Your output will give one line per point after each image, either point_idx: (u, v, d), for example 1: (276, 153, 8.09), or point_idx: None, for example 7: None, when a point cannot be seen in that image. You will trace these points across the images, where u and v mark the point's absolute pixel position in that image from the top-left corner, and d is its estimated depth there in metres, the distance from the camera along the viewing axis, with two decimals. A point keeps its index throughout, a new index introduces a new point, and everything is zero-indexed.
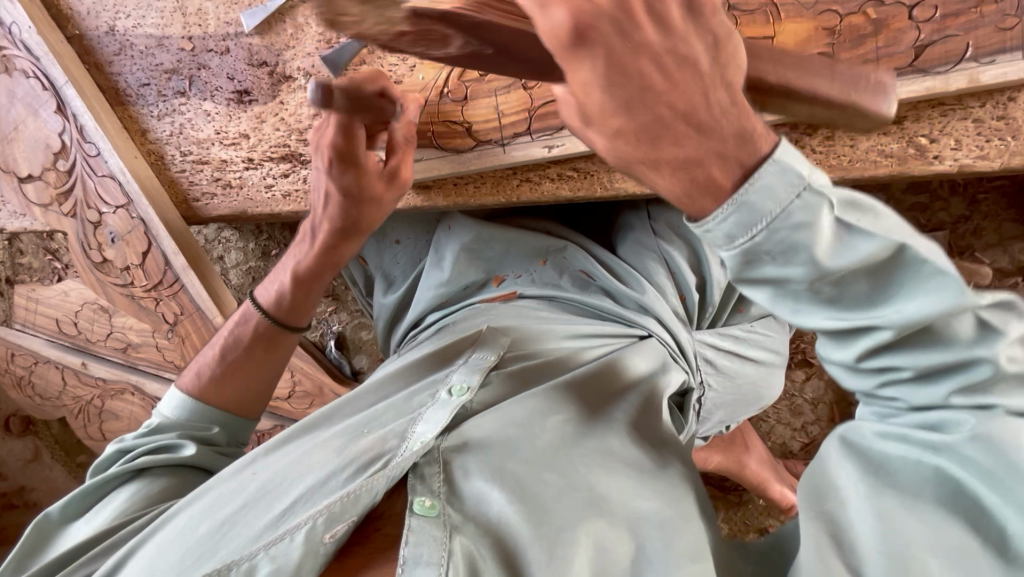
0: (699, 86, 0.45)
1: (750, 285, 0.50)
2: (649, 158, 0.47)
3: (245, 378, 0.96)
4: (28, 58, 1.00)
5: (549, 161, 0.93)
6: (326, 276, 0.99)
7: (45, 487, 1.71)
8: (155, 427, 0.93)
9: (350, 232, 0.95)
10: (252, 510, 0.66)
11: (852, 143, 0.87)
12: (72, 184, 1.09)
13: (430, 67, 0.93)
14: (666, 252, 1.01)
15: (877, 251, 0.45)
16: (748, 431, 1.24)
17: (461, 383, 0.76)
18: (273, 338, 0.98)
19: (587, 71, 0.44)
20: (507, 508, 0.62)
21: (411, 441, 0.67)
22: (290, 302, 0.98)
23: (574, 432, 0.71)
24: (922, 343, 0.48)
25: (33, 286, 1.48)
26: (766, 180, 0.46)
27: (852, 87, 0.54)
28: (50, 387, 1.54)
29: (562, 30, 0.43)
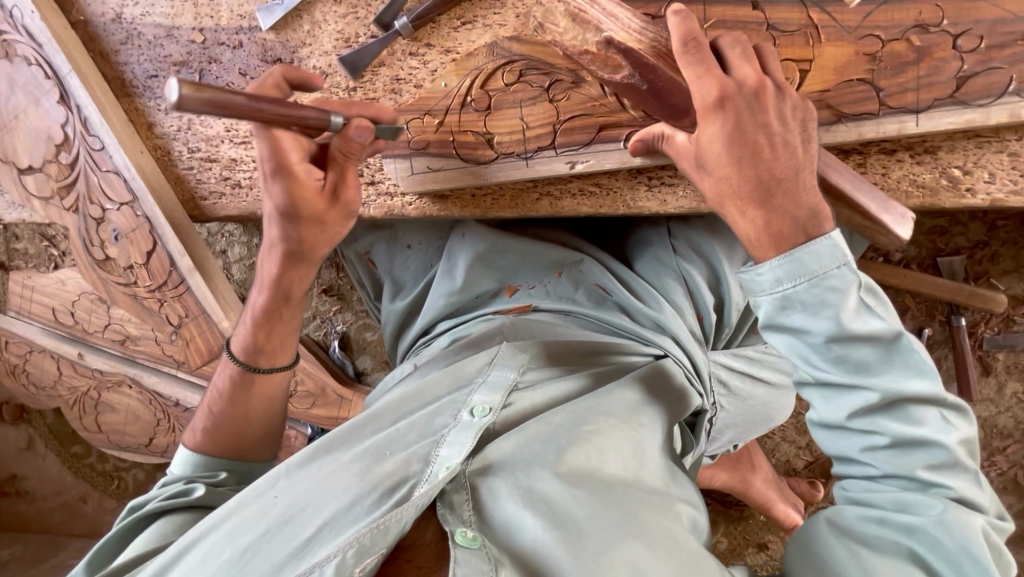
0: (794, 171, 0.61)
1: (777, 327, 0.63)
2: (743, 205, 0.62)
3: (235, 426, 0.91)
4: (30, 44, 0.96)
5: (572, 175, 0.91)
6: (300, 299, 0.92)
7: (37, 477, 1.68)
8: (168, 479, 0.88)
9: (300, 255, 0.87)
10: (275, 541, 0.63)
11: (884, 171, 0.84)
12: (74, 178, 1.04)
13: (453, 74, 0.90)
14: (685, 271, 0.99)
15: (883, 330, 0.58)
16: (755, 450, 1.23)
17: (483, 403, 0.73)
18: (249, 381, 0.92)
19: (715, 127, 0.61)
20: (543, 535, 0.61)
21: (436, 467, 0.66)
22: (259, 345, 0.92)
23: (601, 447, 0.70)
24: (909, 423, 0.59)
25: (29, 274, 1.44)
26: (818, 248, 0.59)
27: (875, 210, 0.72)
28: (45, 377, 1.51)
29: (704, 97, 0.61)
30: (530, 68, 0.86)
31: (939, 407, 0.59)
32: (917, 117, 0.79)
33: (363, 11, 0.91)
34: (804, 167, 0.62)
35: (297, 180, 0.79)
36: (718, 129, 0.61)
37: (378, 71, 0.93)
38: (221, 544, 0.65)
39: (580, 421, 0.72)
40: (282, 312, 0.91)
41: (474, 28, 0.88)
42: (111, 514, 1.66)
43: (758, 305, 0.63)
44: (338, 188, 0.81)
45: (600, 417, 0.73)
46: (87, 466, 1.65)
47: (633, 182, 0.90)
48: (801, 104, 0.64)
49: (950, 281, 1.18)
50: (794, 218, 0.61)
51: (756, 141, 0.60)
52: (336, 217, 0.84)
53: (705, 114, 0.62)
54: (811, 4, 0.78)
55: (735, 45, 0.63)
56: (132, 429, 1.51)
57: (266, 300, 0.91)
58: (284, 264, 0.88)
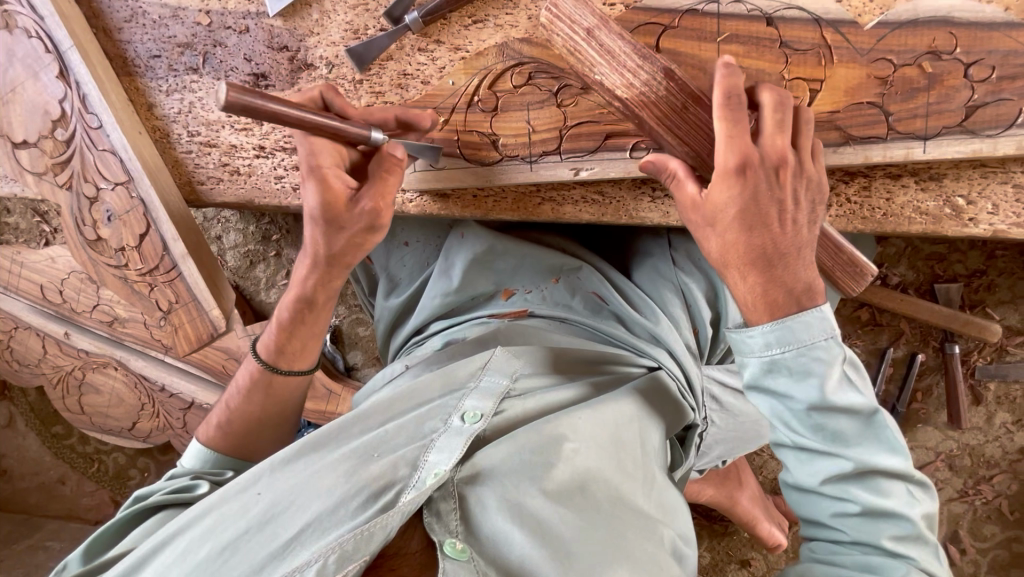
0: (793, 244, 0.64)
1: (762, 390, 0.66)
2: (742, 270, 0.64)
3: (250, 426, 0.90)
4: (31, 16, 0.94)
5: (576, 182, 0.90)
6: (324, 305, 0.89)
7: (16, 455, 1.65)
8: (173, 475, 0.85)
9: (324, 264, 0.85)
10: (258, 538, 0.61)
11: (888, 197, 0.84)
12: (69, 155, 1.02)
13: (462, 73, 0.89)
14: (683, 284, 0.98)
15: (861, 404, 0.62)
16: (742, 467, 1.23)
17: (473, 410, 0.72)
18: (267, 383, 0.90)
19: (732, 193, 0.62)
20: (532, 551, 0.61)
21: (424, 472, 0.65)
22: (281, 347, 0.91)
23: (588, 465, 0.70)
24: (878, 491, 0.61)
25: (18, 249, 1.42)
26: (806, 321, 0.62)
27: (839, 263, 0.77)
28: (29, 354, 1.48)
29: (728, 161, 0.62)
30: (540, 72, 0.85)
31: (905, 482, 0.63)
32: (925, 143, 0.78)
33: (374, 3, 0.89)
34: (802, 242, 0.65)
35: (329, 185, 0.77)
36: (734, 195, 0.62)
37: (386, 65, 0.92)
38: (199, 540, 0.63)
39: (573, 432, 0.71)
40: (304, 318, 0.89)
41: (485, 27, 0.86)
42: (90, 496, 1.64)
43: (746, 365, 0.66)
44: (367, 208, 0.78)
45: (590, 428, 0.73)
46: (68, 447, 1.63)
47: (636, 192, 0.89)
48: (817, 186, 0.66)
49: (945, 308, 1.17)
50: (788, 289, 0.64)
51: (768, 213, 0.62)
52: (359, 233, 0.81)
53: (724, 178, 0.62)
54: (826, 24, 0.78)
55: (774, 112, 0.64)
56: (115, 412, 1.49)
57: (288, 305, 0.89)
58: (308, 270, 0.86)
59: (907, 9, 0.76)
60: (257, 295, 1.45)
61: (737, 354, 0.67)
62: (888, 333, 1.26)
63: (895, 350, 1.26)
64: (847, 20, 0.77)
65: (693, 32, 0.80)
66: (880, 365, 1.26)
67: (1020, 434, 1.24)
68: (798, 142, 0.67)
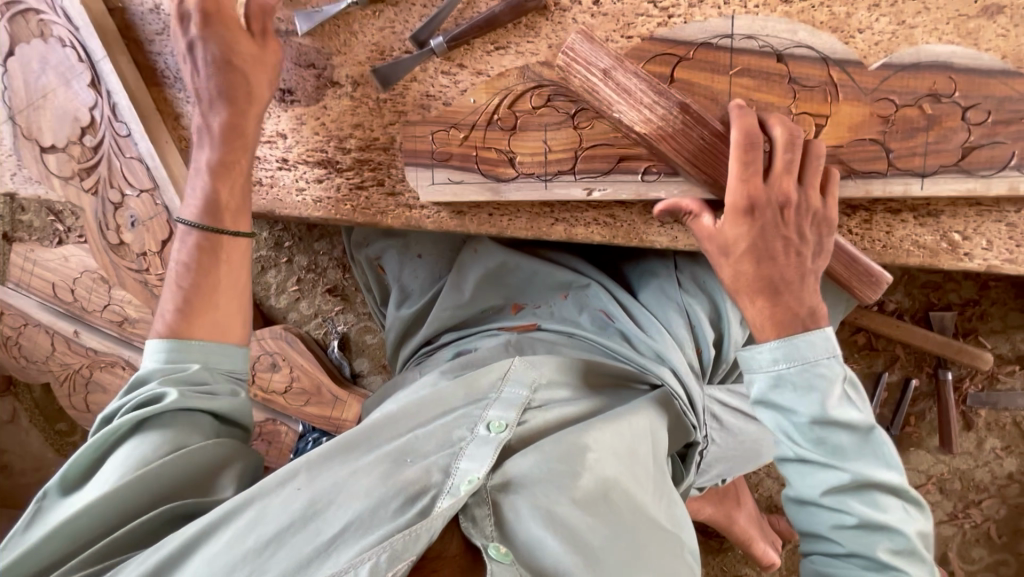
0: (799, 271, 0.69)
1: (767, 405, 0.69)
2: (753, 295, 0.70)
3: (203, 301, 0.82)
4: (66, 26, 0.97)
5: (588, 203, 0.93)
6: (247, 146, 0.91)
7: (18, 450, 1.65)
8: (139, 377, 0.78)
9: (238, 97, 0.88)
10: (300, 535, 0.63)
11: (888, 231, 0.88)
12: (96, 161, 1.05)
13: (483, 92, 0.92)
14: (689, 305, 1.01)
15: (859, 420, 0.65)
16: (740, 486, 1.26)
17: (499, 419, 0.75)
18: (215, 243, 0.85)
19: (742, 229, 0.68)
20: (565, 556, 0.63)
21: (457, 479, 0.68)
22: (220, 203, 0.88)
23: (610, 473, 0.73)
24: (874, 505, 0.64)
25: (32, 247, 1.44)
26: (810, 339, 0.67)
27: (853, 271, 0.81)
28: (37, 351, 1.50)
29: (737, 201, 0.68)
30: (558, 95, 0.89)
31: (901, 498, 0.65)
32: (922, 180, 0.82)
33: (401, 27, 0.93)
34: (807, 268, 0.70)
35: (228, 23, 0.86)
36: (741, 231, 0.69)
37: (410, 86, 0.95)
38: (239, 533, 0.63)
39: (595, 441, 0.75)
40: (238, 160, 0.89)
41: (507, 53, 0.90)
42: None
43: (754, 381, 0.70)
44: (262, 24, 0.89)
45: (614, 439, 0.76)
46: (71, 444, 1.63)
47: (647, 217, 0.93)
48: (822, 218, 0.71)
49: (939, 335, 1.21)
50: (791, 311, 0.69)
51: (773, 246, 0.68)
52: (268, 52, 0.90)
53: (733, 216, 0.69)
54: (833, 62, 0.82)
55: (784, 151, 0.69)
56: None
57: (220, 150, 0.89)
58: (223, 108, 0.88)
59: (910, 52, 0.80)
60: (267, 299, 1.48)
61: (745, 371, 0.71)
62: (883, 358, 1.29)
63: (890, 374, 1.29)
64: (853, 60, 0.81)
65: (706, 64, 0.84)
66: (876, 389, 1.29)
67: (1009, 459, 1.28)
68: (805, 177, 0.72)
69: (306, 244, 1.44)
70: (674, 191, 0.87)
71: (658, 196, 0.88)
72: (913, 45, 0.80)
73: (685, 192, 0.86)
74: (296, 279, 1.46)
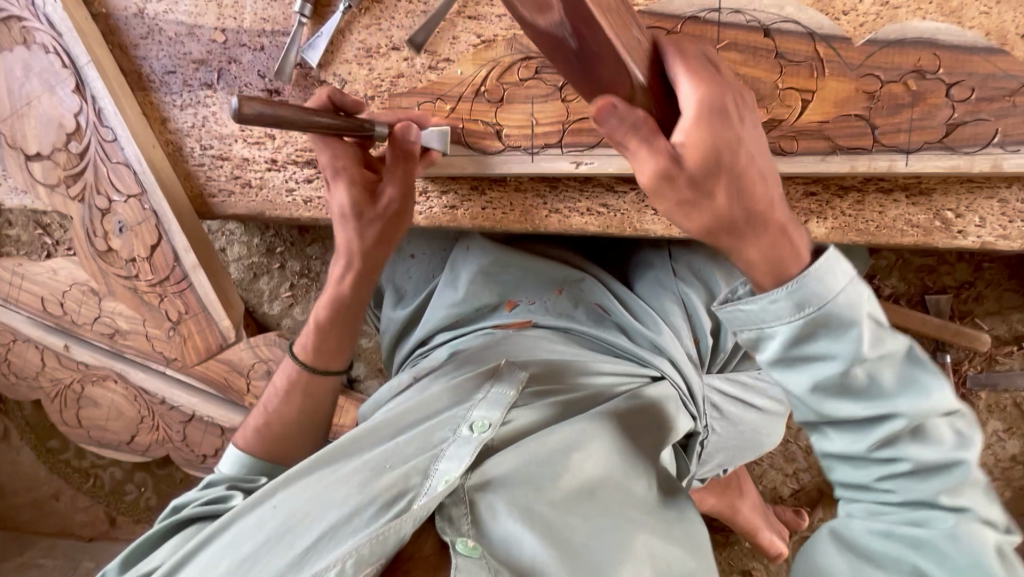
0: (778, 191, 0.58)
1: (794, 362, 0.61)
2: (741, 234, 0.58)
3: (287, 425, 0.98)
4: (49, 32, 0.96)
5: (576, 176, 0.92)
6: (358, 304, 0.98)
7: (9, 469, 1.61)
8: (209, 480, 0.92)
9: (359, 257, 0.93)
10: (291, 541, 0.71)
11: (881, 210, 0.88)
12: (83, 167, 1.04)
13: (470, 63, 0.91)
14: (685, 295, 1.01)
15: (895, 350, 0.59)
16: (744, 476, 1.25)
17: (483, 419, 0.77)
18: (308, 382, 1.00)
19: (714, 137, 0.53)
20: (539, 549, 0.66)
21: (435, 480, 0.71)
22: (317, 349, 0.99)
23: (590, 474, 0.75)
24: (923, 442, 0.60)
25: (20, 261, 1.41)
26: (822, 271, 0.57)
27: None
28: (27, 367, 1.46)
29: (706, 101, 0.54)
30: (545, 66, 0.87)
31: (946, 420, 0.61)
32: (907, 157, 0.82)
33: (386, 22, 0.93)
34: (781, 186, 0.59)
35: (355, 180, 0.88)
36: (714, 139, 0.53)
37: (397, 82, 0.95)
38: (243, 537, 0.75)
39: (574, 440, 0.77)
40: (338, 317, 0.97)
41: (495, 45, 0.89)
42: (85, 511, 1.61)
43: (772, 339, 0.61)
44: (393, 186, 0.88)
45: (599, 437, 0.79)
46: (63, 462, 1.57)
47: (640, 205, 0.92)
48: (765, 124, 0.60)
49: (937, 318, 1.21)
50: (778, 241, 0.58)
51: (751, 157, 0.55)
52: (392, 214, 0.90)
53: (703, 121, 0.53)
54: (820, 38, 0.82)
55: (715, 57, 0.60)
56: (114, 427, 1.45)
57: (327, 310, 0.97)
58: (345, 267, 0.95)
59: (895, 29, 0.80)
60: (260, 306, 1.46)
61: (753, 334, 0.62)
62: None
63: None
64: (839, 36, 0.81)
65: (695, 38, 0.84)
66: None
67: (1011, 441, 1.27)
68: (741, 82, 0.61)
69: (299, 249, 1.42)
70: None
71: None
72: (897, 22, 0.80)
73: None
74: (289, 284, 1.44)
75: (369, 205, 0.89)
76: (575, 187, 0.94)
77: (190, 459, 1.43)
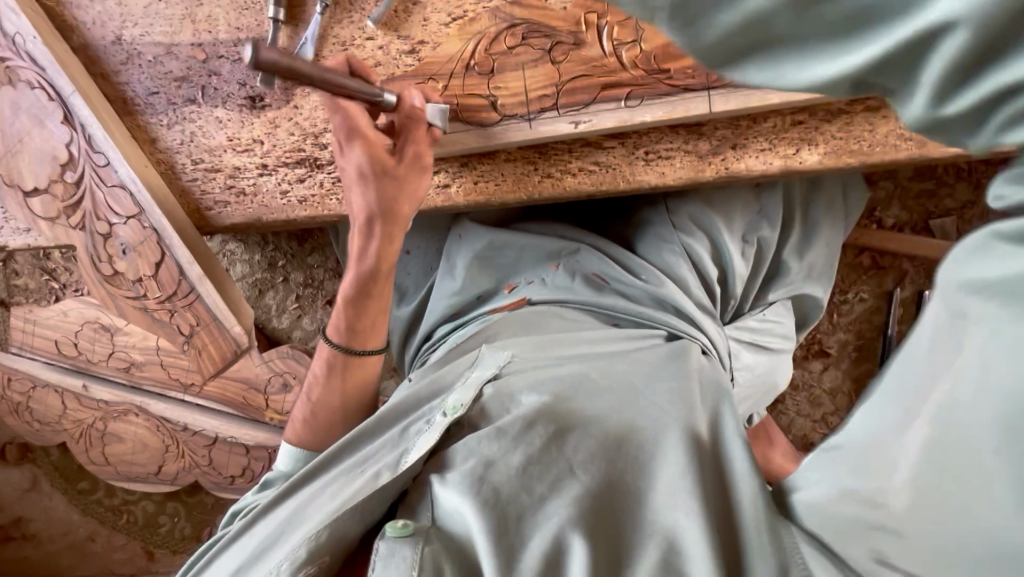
0: None
1: None
2: None
3: (333, 411, 0.98)
4: (33, 68, 0.99)
5: (573, 138, 0.93)
6: (386, 273, 0.98)
7: (44, 517, 1.61)
8: (264, 481, 0.95)
9: (383, 217, 0.93)
10: (263, 555, 0.74)
11: (872, 127, 0.85)
12: (80, 196, 1.07)
13: (453, 40, 0.92)
14: (688, 245, 1.01)
15: None
16: (771, 426, 1.27)
17: (454, 402, 0.79)
18: (347, 364, 1.00)
19: None
20: (474, 519, 0.64)
21: (400, 469, 0.73)
22: (355, 326, 1.00)
23: (575, 441, 0.70)
24: None
25: (30, 308, 1.43)
26: None
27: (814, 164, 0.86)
28: (48, 412, 1.46)
29: None
30: (531, 32, 0.89)
31: None
32: None
33: (358, 14, 0.95)
34: None
35: (370, 140, 0.88)
36: None
37: (375, 72, 0.97)
38: (246, 543, 0.80)
39: (536, 408, 0.73)
40: (370, 289, 0.98)
41: (467, 21, 0.91)
42: (122, 549, 1.62)
43: None
44: (408, 146, 0.90)
45: (586, 393, 0.77)
46: (95, 502, 1.58)
47: (630, 158, 0.93)
48: None
49: (943, 242, 1.20)
50: None
51: None
52: (411, 172, 0.91)
53: None
54: None
55: None
56: (140, 459, 1.45)
57: (354, 282, 0.98)
58: (366, 235, 0.95)
59: None
60: (269, 321, 1.47)
61: None
62: (892, 275, 1.27)
63: (902, 291, 1.27)
64: None
65: None
66: (890, 307, 1.27)
67: None
68: None
69: (300, 260, 1.43)
70: (658, 114, 0.86)
71: (643, 122, 0.87)
72: None
73: (668, 112, 0.86)
74: (295, 296, 1.45)
75: (392, 164, 0.90)
76: (564, 149, 0.95)
77: (219, 482, 1.43)
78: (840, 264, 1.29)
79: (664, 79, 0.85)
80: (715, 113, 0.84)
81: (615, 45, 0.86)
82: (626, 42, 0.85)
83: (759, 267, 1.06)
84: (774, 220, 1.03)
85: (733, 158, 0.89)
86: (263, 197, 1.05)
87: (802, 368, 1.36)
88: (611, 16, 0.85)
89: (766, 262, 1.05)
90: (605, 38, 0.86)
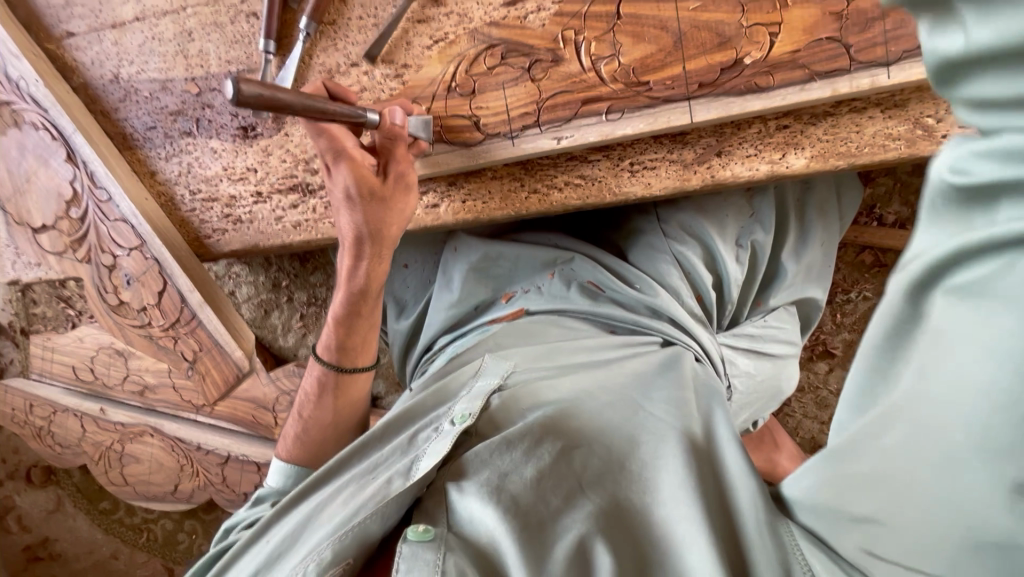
0: None
1: None
2: None
3: (323, 428, 1.00)
4: (36, 110, 1.03)
5: (557, 153, 0.93)
6: (376, 293, 1.01)
7: (70, 537, 1.67)
8: (258, 496, 0.96)
9: (370, 239, 0.95)
10: (277, 563, 0.74)
11: (857, 129, 0.83)
12: (85, 230, 1.11)
13: (436, 62, 0.94)
14: (679, 253, 1.00)
15: None
16: (776, 430, 1.27)
17: (462, 411, 0.78)
18: (338, 382, 1.01)
19: None
20: (498, 528, 0.63)
21: (412, 476, 0.72)
22: (346, 345, 1.02)
23: (584, 456, 0.70)
24: None
25: (48, 336, 1.48)
26: None
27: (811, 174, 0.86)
28: (68, 436, 1.50)
29: None
30: (510, 51, 0.90)
31: None
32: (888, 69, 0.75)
33: (342, 42, 0.97)
34: None
35: (355, 161, 0.89)
36: None
37: (362, 97, 0.99)
38: (251, 556, 0.80)
39: (544, 420, 0.73)
40: (360, 308, 1.00)
41: (448, 43, 0.93)
42: (144, 566, 1.66)
43: None
44: (391, 166, 0.92)
45: (586, 404, 0.77)
46: (117, 521, 1.63)
47: (615, 170, 0.93)
48: None
49: None
50: None
51: None
52: (396, 193, 0.93)
53: None
54: None
55: None
56: (157, 479, 1.48)
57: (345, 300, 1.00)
58: (354, 253, 0.97)
59: None
60: (276, 340, 1.50)
61: None
62: None
63: None
64: None
65: None
66: None
67: None
68: None
69: (303, 279, 1.46)
70: (640, 126, 0.86)
71: (624, 134, 0.87)
72: None
73: (648, 124, 0.86)
74: (300, 315, 1.47)
75: (377, 185, 0.91)
76: (549, 164, 0.95)
77: (234, 500, 1.45)
78: (842, 264, 1.27)
79: (644, 92, 0.85)
80: (695, 122, 0.84)
81: (593, 60, 0.86)
82: (604, 57, 0.86)
83: (755, 273, 1.05)
84: (768, 224, 1.02)
85: (718, 165, 0.89)
86: (258, 223, 1.07)
87: (807, 370, 1.34)
88: (589, 32, 0.86)
89: (759, 275, 1.05)
90: (583, 54, 0.86)
